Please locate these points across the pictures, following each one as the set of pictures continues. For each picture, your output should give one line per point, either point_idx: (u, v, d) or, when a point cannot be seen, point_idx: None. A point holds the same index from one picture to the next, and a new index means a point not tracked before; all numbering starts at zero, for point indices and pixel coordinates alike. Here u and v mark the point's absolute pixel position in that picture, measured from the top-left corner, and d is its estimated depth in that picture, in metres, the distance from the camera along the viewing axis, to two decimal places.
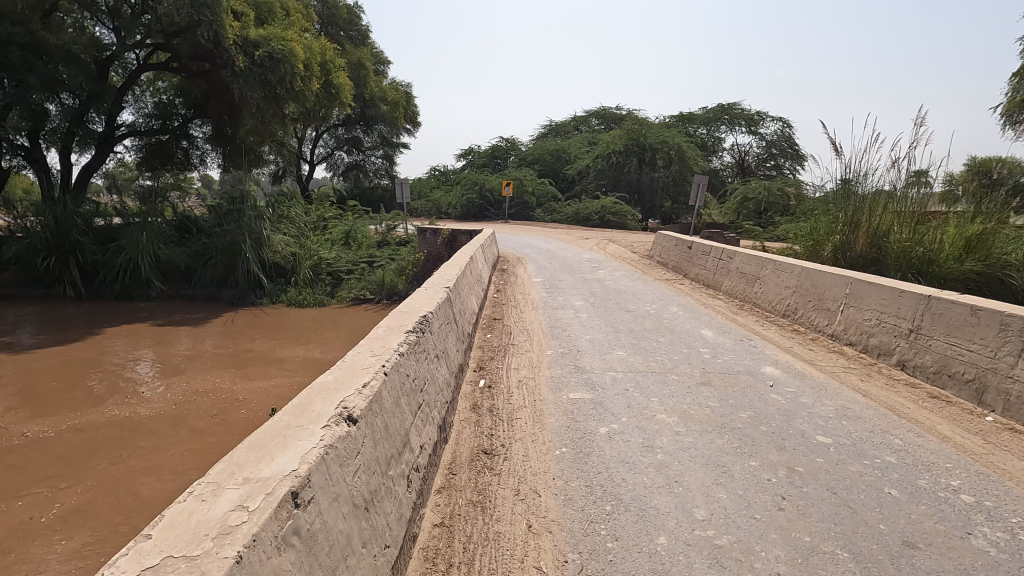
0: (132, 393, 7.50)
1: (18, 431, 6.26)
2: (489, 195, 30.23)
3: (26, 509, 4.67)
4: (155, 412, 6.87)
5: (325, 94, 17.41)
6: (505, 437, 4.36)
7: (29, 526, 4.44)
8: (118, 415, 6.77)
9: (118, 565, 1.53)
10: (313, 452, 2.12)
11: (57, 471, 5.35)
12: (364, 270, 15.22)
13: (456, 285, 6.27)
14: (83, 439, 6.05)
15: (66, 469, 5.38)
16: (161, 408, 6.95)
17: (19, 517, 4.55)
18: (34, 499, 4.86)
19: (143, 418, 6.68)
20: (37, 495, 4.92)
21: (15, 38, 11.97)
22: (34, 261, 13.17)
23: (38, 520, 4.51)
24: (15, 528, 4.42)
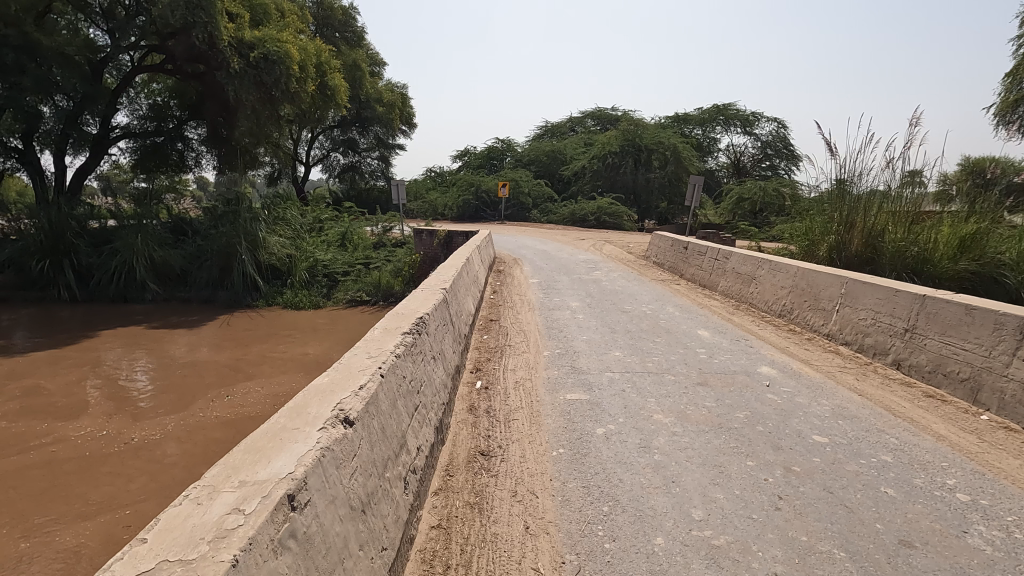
0: (216, 395, 7.54)
1: (123, 435, 6.23)
2: (485, 196, 30.23)
3: (126, 518, 4.63)
4: (255, 412, 6.96)
5: (320, 95, 17.34)
6: (502, 437, 4.37)
7: (119, 539, 4.36)
8: (225, 415, 6.88)
9: (112, 570, 1.52)
10: (309, 454, 2.12)
11: (171, 476, 5.34)
12: (360, 270, 15.24)
13: (452, 286, 6.28)
14: (182, 445, 6.03)
15: (176, 475, 5.37)
16: (187, 412, 6.96)
17: (119, 524, 4.54)
18: (141, 507, 4.80)
19: (246, 418, 6.77)
20: (144, 504, 4.86)
21: (9, 40, 11.95)
22: (28, 263, 13.12)
23: (128, 534, 4.43)
24: (110, 537, 4.38)
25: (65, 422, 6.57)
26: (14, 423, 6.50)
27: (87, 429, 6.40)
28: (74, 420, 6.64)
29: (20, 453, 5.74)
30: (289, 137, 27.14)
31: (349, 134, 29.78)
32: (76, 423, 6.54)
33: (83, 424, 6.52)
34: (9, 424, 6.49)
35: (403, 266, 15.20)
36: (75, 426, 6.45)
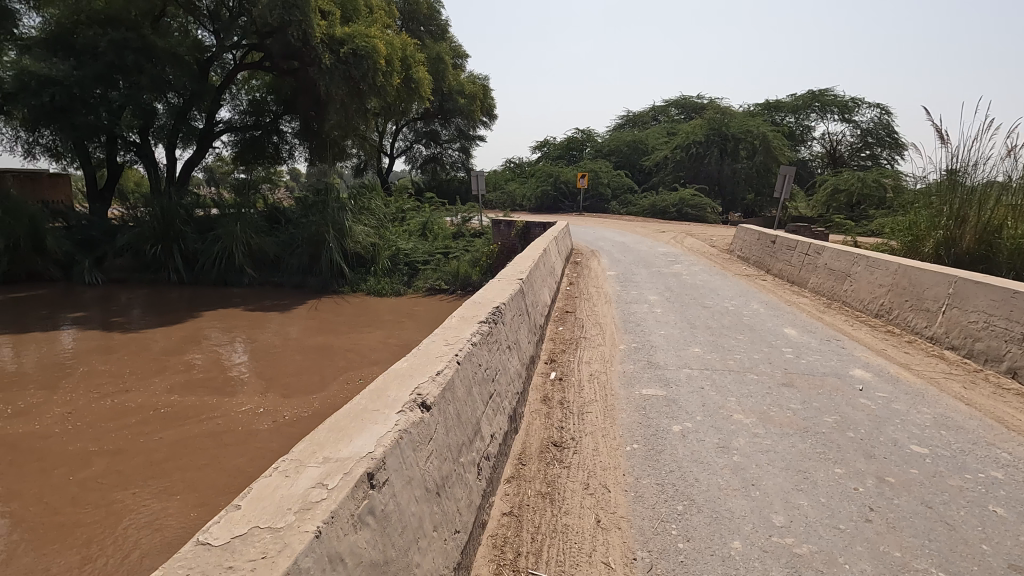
0: (350, 377, 7.87)
1: (279, 413, 6.57)
2: (563, 187, 30.13)
3: None
4: None
5: (405, 89, 17.81)
6: (576, 429, 4.35)
7: None
8: (343, 394, 7.20)
9: (211, 531, 1.64)
10: (388, 436, 2.19)
11: None
12: (439, 260, 15.52)
13: (528, 276, 6.31)
14: (302, 422, 6.34)
15: None
16: (289, 390, 7.37)
17: None
18: None
19: None
20: None
21: (129, 43, 13.21)
22: (143, 248, 14.41)
23: None
24: None
25: (227, 398, 7.01)
26: (183, 396, 7.02)
27: (243, 404, 6.83)
28: (236, 397, 7.07)
29: (192, 425, 6.20)
30: (375, 129, 28.06)
31: (432, 126, 30.51)
32: (236, 399, 6.99)
33: (244, 400, 6.96)
34: (177, 397, 7.02)
35: (481, 255, 15.31)
36: (240, 403, 6.88)
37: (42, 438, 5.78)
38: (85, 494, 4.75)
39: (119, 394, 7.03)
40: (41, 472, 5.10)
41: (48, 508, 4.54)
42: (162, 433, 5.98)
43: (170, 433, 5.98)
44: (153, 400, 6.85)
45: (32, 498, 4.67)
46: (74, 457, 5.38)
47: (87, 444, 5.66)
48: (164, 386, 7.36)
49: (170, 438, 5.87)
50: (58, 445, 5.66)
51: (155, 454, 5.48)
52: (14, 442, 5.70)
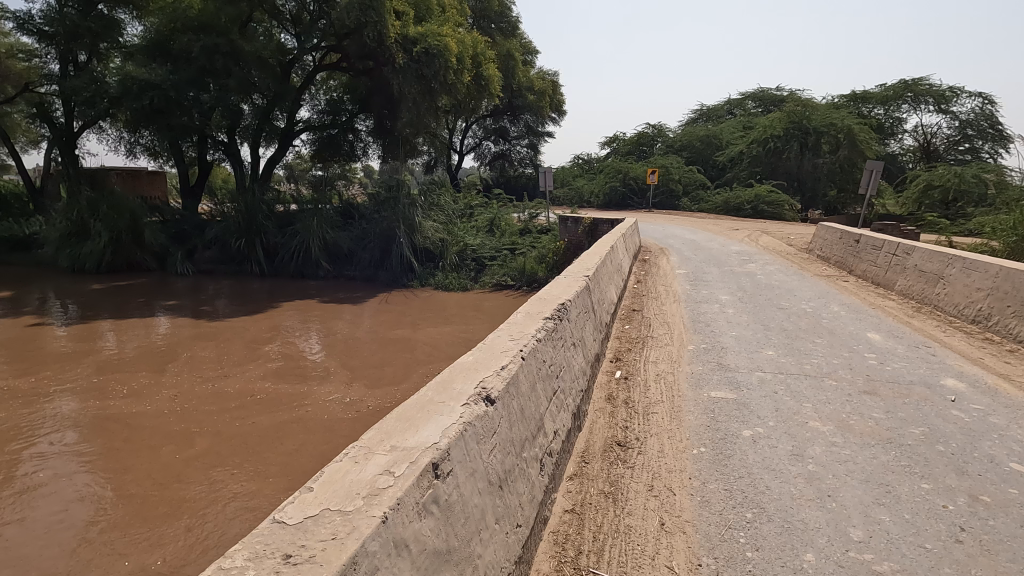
0: (429, 371, 7.92)
1: (362, 403, 6.70)
2: (633, 183, 29.58)
3: None
4: None
5: (475, 86, 18.00)
6: (641, 430, 4.27)
7: None
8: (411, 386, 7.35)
9: (286, 510, 1.73)
10: (453, 428, 2.23)
11: None
12: (506, 256, 15.59)
13: (595, 273, 6.25)
14: (377, 410, 6.47)
15: None
16: (361, 379, 7.62)
17: None
18: None
19: None
20: None
21: (219, 48, 14.03)
22: (228, 241, 15.28)
23: None
24: None
25: (315, 387, 7.18)
26: (275, 384, 7.25)
27: (329, 393, 7.03)
28: (323, 385, 7.25)
29: (283, 412, 6.40)
30: (445, 127, 28.52)
31: (501, 122, 30.70)
32: (324, 388, 7.15)
33: (330, 389, 7.13)
34: (270, 383, 7.28)
35: (547, 252, 15.25)
36: (327, 391, 7.04)
37: (152, 418, 6.10)
38: (188, 473, 4.97)
39: (217, 378, 7.36)
40: (151, 450, 5.39)
41: (154, 483, 4.80)
42: (256, 418, 6.19)
43: (263, 419, 6.19)
44: (249, 386, 7.12)
45: (142, 474, 4.94)
46: (177, 436, 5.66)
47: (189, 425, 5.94)
48: (258, 373, 7.65)
49: (263, 423, 6.08)
50: (164, 424, 5.95)
51: (250, 439, 5.68)
52: (125, 419, 6.05)
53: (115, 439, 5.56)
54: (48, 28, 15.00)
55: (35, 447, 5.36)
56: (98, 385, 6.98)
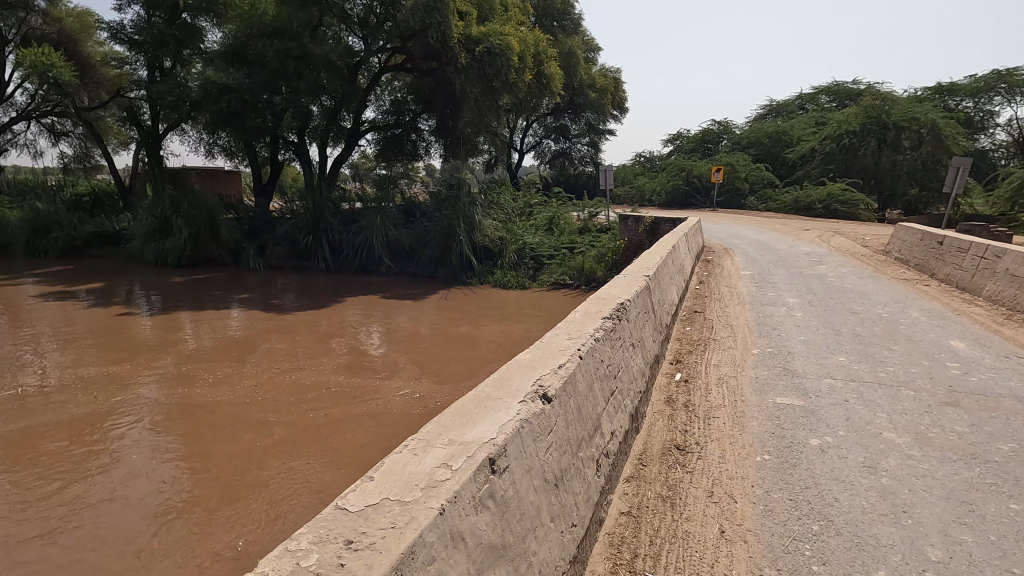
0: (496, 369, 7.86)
1: (432, 399, 6.65)
2: (696, 181, 28.84)
3: None
4: None
5: (536, 84, 18.01)
6: (701, 434, 4.17)
7: None
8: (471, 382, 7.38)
9: (348, 497, 1.78)
10: (509, 424, 2.24)
11: None
12: (565, 254, 15.48)
13: (656, 273, 6.13)
14: (438, 405, 6.53)
15: None
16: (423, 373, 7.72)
17: None
18: None
19: None
20: None
21: (291, 51, 14.63)
22: (298, 238, 15.94)
23: None
24: None
25: (386, 380, 7.23)
26: (349, 377, 7.31)
27: (400, 387, 7.00)
28: (391, 379, 7.29)
29: (355, 405, 6.38)
30: (506, 126, 28.70)
31: (562, 120, 30.61)
32: (395, 382, 7.15)
33: (399, 383, 7.14)
34: (343, 377, 7.34)
35: (608, 251, 15.04)
36: (397, 386, 7.02)
37: (236, 406, 6.21)
38: (267, 460, 4.99)
39: (293, 371, 7.49)
40: (232, 436, 5.46)
41: (237, 469, 4.82)
42: (330, 410, 6.21)
43: (336, 411, 6.20)
44: (324, 378, 7.21)
45: (223, 459, 4.98)
46: (255, 424, 5.73)
47: (268, 415, 6.00)
48: (333, 366, 7.76)
49: (336, 414, 6.09)
50: (244, 413, 6.05)
51: (324, 430, 5.68)
52: (208, 407, 6.18)
53: (198, 425, 5.69)
54: (137, 37, 16.11)
55: (121, 429, 5.56)
56: (187, 375, 7.21)
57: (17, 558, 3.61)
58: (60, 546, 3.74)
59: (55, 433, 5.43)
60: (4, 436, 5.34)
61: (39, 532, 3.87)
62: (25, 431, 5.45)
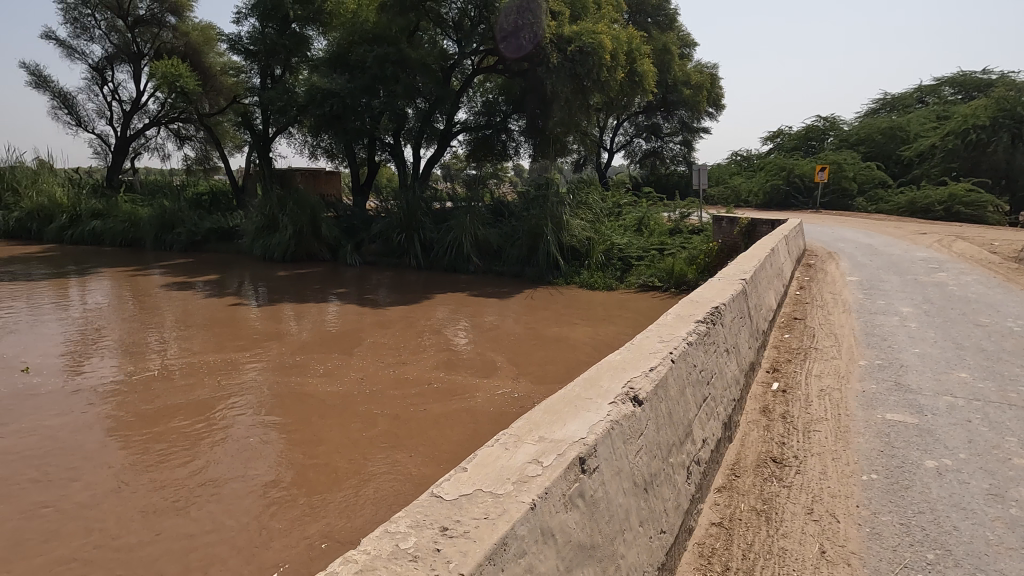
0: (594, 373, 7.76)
1: (534, 400, 6.65)
2: (798, 181, 27.31)
3: None
4: None
5: (628, 82, 17.71)
6: (800, 448, 3.95)
7: None
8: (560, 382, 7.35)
9: (443, 486, 1.84)
10: (600, 425, 2.22)
11: None
12: (654, 256, 15.11)
13: (753, 276, 5.87)
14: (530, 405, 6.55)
15: None
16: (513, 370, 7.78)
17: None
18: None
19: None
20: None
21: (390, 57, 15.36)
22: (391, 236, 16.63)
23: None
24: None
25: (483, 378, 7.34)
26: (448, 373, 7.50)
27: (499, 386, 7.07)
28: (491, 378, 7.38)
29: (453, 401, 6.53)
30: (595, 125, 28.48)
31: (654, 119, 29.94)
32: (493, 381, 7.24)
33: (497, 382, 7.22)
34: (444, 373, 7.52)
35: (699, 253, 14.50)
36: (497, 385, 7.09)
37: (344, 398, 6.54)
38: (366, 449, 5.22)
39: (398, 366, 7.78)
40: (339, 426, 5.76)
41: (341, 457, 5.08)
42: (429, 405, 6.39)
43: (436, 406, 6.36)
44: (426, 374, 7.43)
45: (330, 447, 5.27)
46: (362, 416, 6.01)
47: (372, 407, 6.28)
48: (432, 362, 7.99)
49: (435, 410, 6.26)
50: (350, 404, 6.36)
51: (422, 424, 5.85)
52: (318, 396, 6.56)
53: (309, 413, 6.05)
54: (253, 47, 17.42)
55: (237, 413, 6.00)
56: (298, 365, 7.70)
57: (154, 525, 3.98)
58: (190, 517, 4.09)
59: (183, 413, 5.96)
60: (139, 413, 5.92)
61: (173, 504, 4.25)
62: (158, 410, 6.02)
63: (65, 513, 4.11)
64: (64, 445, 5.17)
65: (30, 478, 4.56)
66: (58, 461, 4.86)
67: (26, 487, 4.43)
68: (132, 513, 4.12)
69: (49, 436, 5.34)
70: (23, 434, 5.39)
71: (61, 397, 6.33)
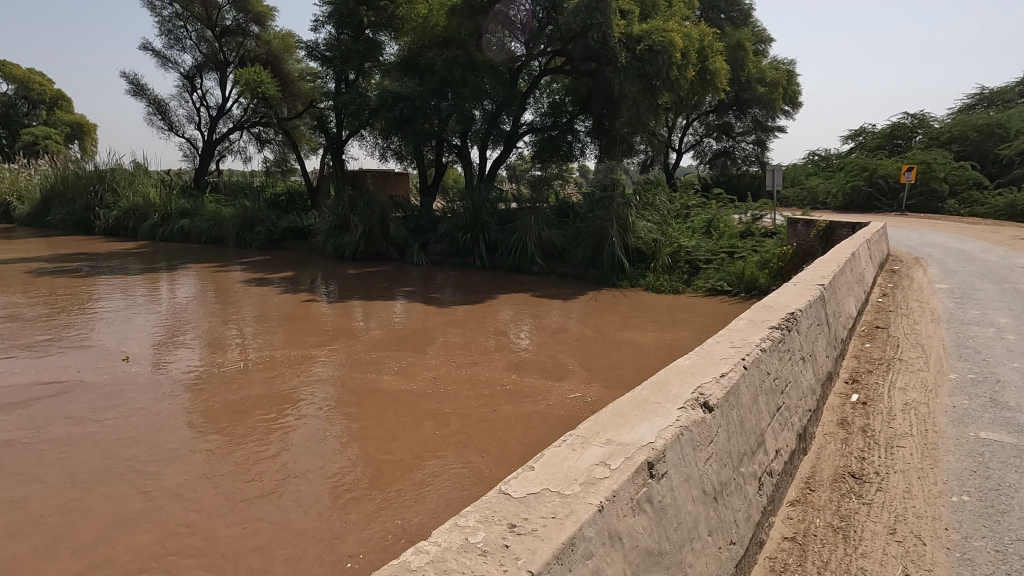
0: None
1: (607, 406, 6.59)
2: (881, 182, 25.84)
3: None
4: None
5: (699, 81, 17.25)
6: (882, 464, 3.74)
7: None
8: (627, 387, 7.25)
9: (511, 484, 1.86)
10: (669, 430, 2.18)
11: None
12: (724, 260, 14.65)
13: (831, 282, 5.59)
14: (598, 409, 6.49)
15: None
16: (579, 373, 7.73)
17: None
18: None
19: None
20: None
21: (459, 60, 15.75)
22: (457, 236, 16.93)
23: None
24: None
25: (556, 382, 7.33)
26: (521, 375, 7.54)
27: (571, 390, 7.04)
28: (562, 381, 7.36)
29: (524, 404, 6.55)
30: (664, 124, 27.90)
31: (725, 118, 29.05)
32: (565, 384, 7.22)
33: (569, 385, 7.20)
34: (516, 375, 7.56)
35: (772, 257, 13.93)
36: (567, 389, 7.07)
37: (417, 396, 6.69)
38: (437, 448, 5.33)
39: (470, 366, 7.89)
40: (413, 424, 5.91)
41: (414, 455, 5.21)
42: (499, 406, 6.44)
43: (507, 408, 6.41)
44: (498, 375, 7.50)
45: (404, 444, 5.40)
46: (434, 414, 6.14)
47: (445, 406, 6.40)
48: (505, 363, 8.05)
49: (506, 412, 6.30)
50: (423, 402, 6.51)
51: (494, 425, 5.91)
52: (392, 394, 6.74)
53: (385, 411, 6.23)
54: (329, 53, 18.23)
55: (313, 407, 6.26)
56: (372, 363, 7.94)
57: (240, 511, 4.20)
58: (272, 505, 4.29)
59: (264, 405, 6.27)
60: (224, 403, 6.28)
61: (256, 492, 4.47)
62: (242, 401, 6.37)
63: (161, 495, 4.40)
64: (158, 430, 5.54)
65: (129, 461, 4.91)
66: (154, 445, 5.22)
67: (126, 469, 4.77)
68: (221, 498, 4.36)
69: (145, 421, 5.74)
70: (122, 419, 5.81)
71: (155, 385, 6.80)
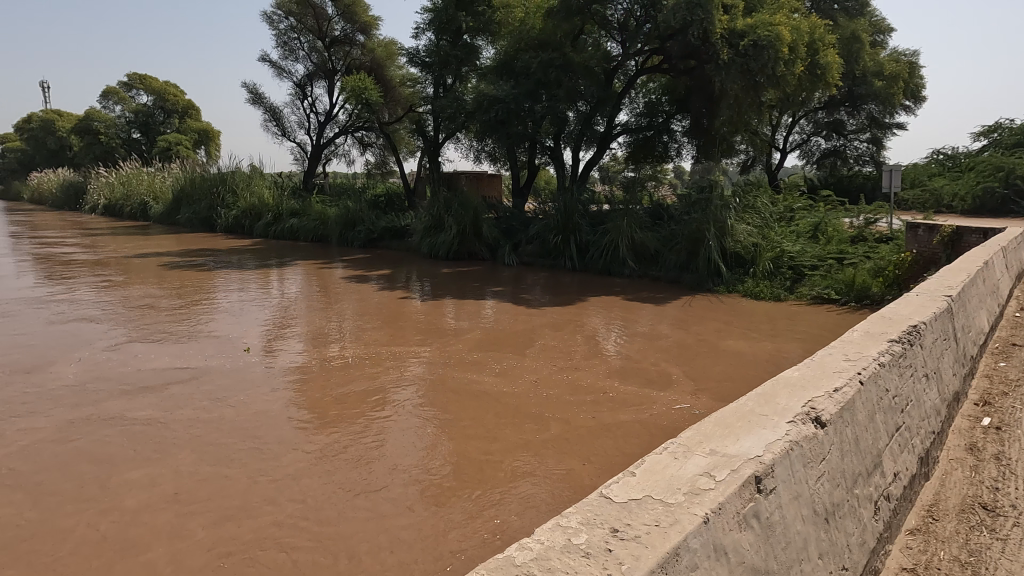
0: None
1: None
2: (1020, 183, 23.31)
3: None
4: None
5: (808, 76, 16.29)
6: (1020, 496, 3.37)
7: None
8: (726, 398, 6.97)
9: (612, 488, 1.85)
10: (778, 444, 2.09)
11: None
12: (832, 266, 13.72)
13: (960, 294, 5.09)
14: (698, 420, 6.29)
15: None
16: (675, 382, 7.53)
17: None
18: None
19: None
20: None
21: (553, 62, 15.80)
22: (548, 237, 16.98)
23: None
24: None
25: (660, 391, 7.18)
26: (623, 383, 7.45)
27: (675, 400, 6.87)
28: (666, 391, 7.19)
29: (626, 412, 6.47)
30: (768, 123, 26.59)
31: (836, 115, 27.25)
32: (668, 394, 7.06)
33: (672, 395, 7.03)
34: (617, 382, 7.48)
35: (886, 265, 12.89)
36: (670, 399, 6.90)
37: (517, 399, 6.78)
38: (535, 451, 5.39)
39: (570, 371, 7.90)
40: (515, 426, 6.00)
41: (513, 457, 5.29)
42: (599, 413, 6.40)
43: (606, 415, 6.35)
44: (599, 382, 7.44)
45: (503, 446, 5.50)
46: (534, 418, 6.20)
47: (545, 410, 6.44)
48: (606, 369, 7.98)
49: (606, 419, 6.25)
50: (525, 405, 6.59)
51: (593, 432, 5.88)
52: (492, 395, 6.88)
53: (487, 412, 6.37)
54: (428, 59, 18.95)
55: (412, 403, 6.51)
56: (470, 363, 8.13)
57: (347, 501, 4.45)
58: (377, 498, 4.51)
59: (369, 400, 6.60)
60: (332, 396, 6.67)
61: (362, 483, 4.72)
62: (348, 395, 6.73)
63: (280, 480, 4.75)
64: (274, 418, 5.98)
65: (251, 446, 5.34)
66: (271, 432, 5.64)
67: (249, 453, 5.19)
68: (331, 487, 4.64)
69: (263, 409, 6.21)
70: (243, 405, 6.32)
71: (271, 375, 7.33)
